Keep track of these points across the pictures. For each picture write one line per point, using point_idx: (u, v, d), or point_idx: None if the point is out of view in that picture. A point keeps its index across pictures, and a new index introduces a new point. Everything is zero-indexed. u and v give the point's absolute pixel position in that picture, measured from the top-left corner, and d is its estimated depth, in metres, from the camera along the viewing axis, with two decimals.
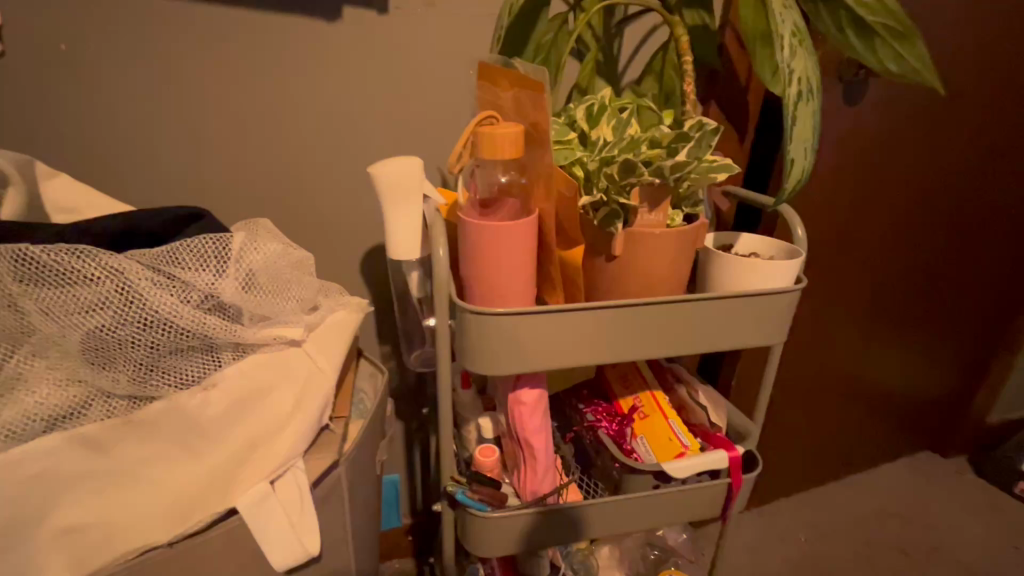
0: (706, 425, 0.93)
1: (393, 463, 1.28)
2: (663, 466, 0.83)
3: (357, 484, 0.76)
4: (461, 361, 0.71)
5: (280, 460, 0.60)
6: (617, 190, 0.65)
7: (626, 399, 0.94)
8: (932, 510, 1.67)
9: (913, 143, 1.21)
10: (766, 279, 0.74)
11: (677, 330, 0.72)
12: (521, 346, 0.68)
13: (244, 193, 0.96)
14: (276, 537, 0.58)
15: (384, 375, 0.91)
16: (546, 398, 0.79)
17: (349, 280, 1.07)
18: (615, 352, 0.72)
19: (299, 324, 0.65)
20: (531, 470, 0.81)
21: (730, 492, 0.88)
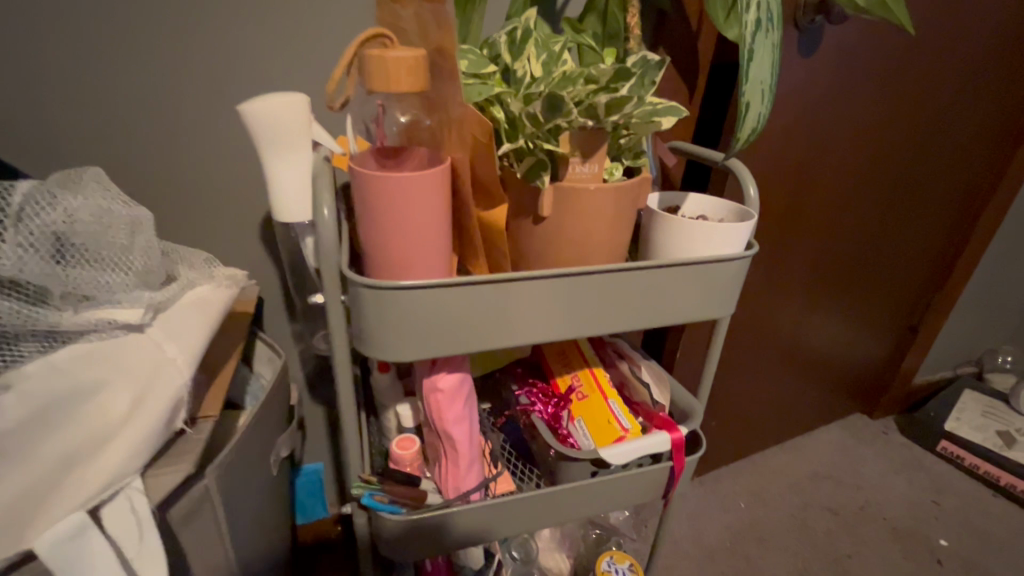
0: (649, 404, 0.85)
1: (315, 451, 1.15)
2: (600, 453, 0.75)
3: (242, 491, 0.64)
4: (360, 343, 0.59)
5: (108, 480, 0.47)
6: (542, 135, 0.54)
7: (563, 379, 0.86)
8: (862, 470, 1.73)
9: (862, 104, 1.16)
10: (714, 244, 0.65)
11: (616, 303, 0.63)
12: (434, 325, 0.57)
13: (100, 141, 0.78)
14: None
15: (283, 359, 0.78)
16: (469, 383, 0.69)
17: (248, 249, 0.91)
18: (544, 330, 0.62)
19: (138, 304, 0.52)
20: (453, 464, 0.71)
21: (673, 476, 0.81)
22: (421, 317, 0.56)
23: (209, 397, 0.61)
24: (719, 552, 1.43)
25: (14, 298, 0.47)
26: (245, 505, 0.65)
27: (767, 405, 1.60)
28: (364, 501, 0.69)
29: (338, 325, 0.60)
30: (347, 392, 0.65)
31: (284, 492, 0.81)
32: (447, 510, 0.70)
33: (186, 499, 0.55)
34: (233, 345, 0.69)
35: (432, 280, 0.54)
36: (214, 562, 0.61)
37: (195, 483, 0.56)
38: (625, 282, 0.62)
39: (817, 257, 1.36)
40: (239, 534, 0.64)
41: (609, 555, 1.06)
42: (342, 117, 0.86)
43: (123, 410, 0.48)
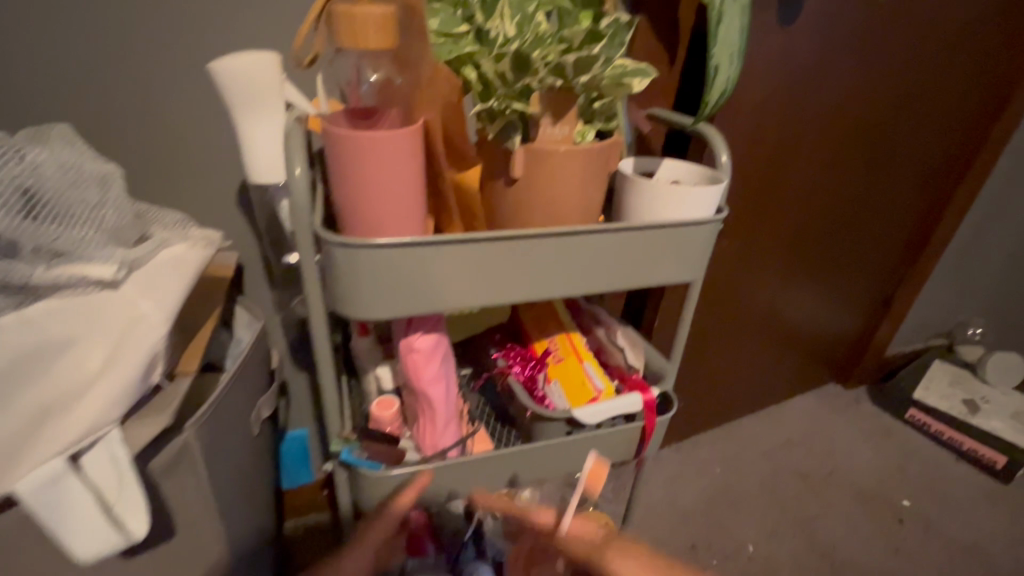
0: (623, 367, 0.88)
1: (299, 417, 1.17)
2: (574, 412, 0.78)
3: (223, 448, 0.66)
4: (335, 302, 0.60)
5: (84, 429, 0.48)
6: (512, 96, 0.55)
7: (540, 342, 0.88)
8: (833, 437, 1.80)
9: (841, 75, 1.17)
10: (685, 208, 0.66)
11: (588, 265, 0.65)
12: (408, 284, 0.58)
13: (70, 102, 0.77)
14: (80, 522, 0.48)
15: (262, 322, 0.79)
16: (444, 344, 0.70)
17: (227, 214, 0.91)
18: (516, 291, 0.63)
19: (111, 261, 0.51)
20: (430, 422, 0.73)
21: (644, 436, 0.84)
22: (395, 276, 0.57)
23: (188, 354, 0.62)
24: (693, 514, 1.48)
25: None
26: (227, 461, 0.67)
27: (744, 374, 1.65)
28: (343, 456, 0.72)
29: (314, 285, 0.61)
30: (324, 352, 0.66)
31: (266, 452, 0.83)
32: (423, 465, 0.72)
33: (167, 451, 0.56)
34: (212, 306, 0.70)
35: (405, 239, 0.55)
36: (197, 515, 0.63)
37: (176, 437, 0.57)
38: (596, 244, 0.63)
39: (794, 229, 1.39)
40: (221, 488, 0.67)
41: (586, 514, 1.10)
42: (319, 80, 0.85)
43: (98, 363, 0.50)
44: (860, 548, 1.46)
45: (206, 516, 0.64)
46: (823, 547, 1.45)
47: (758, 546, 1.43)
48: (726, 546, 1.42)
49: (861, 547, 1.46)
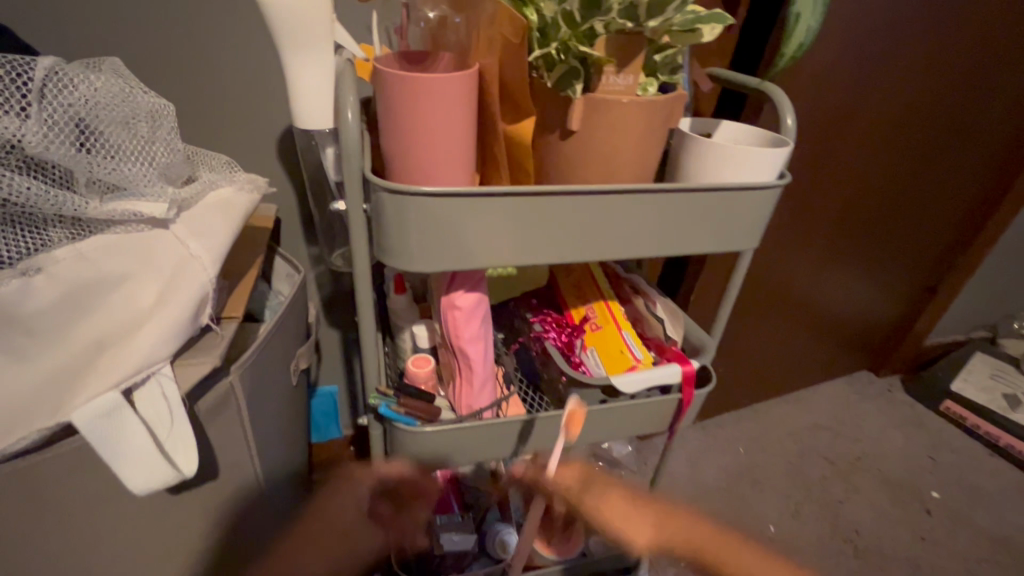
0: (662, 338, 0.86)
1: (331, 373, 1.18)
2: (612, 380, 0.77)
3: (264, 395, 0.67)
4: (381, 254, 0.59)
5: (137, 365, 0.48)
6: (577, 39, 0.52)
7: (578, 310, 0.87)
8: (862, 425, 1.76)
9: (906, 45, 1.09)
10: (745, 172, 0.63)
11: (638, 229, 0.62)
12: (457, 238, 0.57)
13: (115, 45, 0.76)
14: (136, 455, 0.48)
15: (301, 275, 0.79)
16: (485, 303, 0.69)
17: (267, 166, 0.91)
18: (562, 251, 0.61)
19: (163, 200, 0.52)
20: (467, 382, 0.72)
21: (680, 408, 0.82)
22: (444, 228, 0.56)
23: (233, 299, 0.62)
24: (717, 491, 1.48)
25: (39, 180, 0.48)
26: (266, 409, 0.68)
27: (774, 355, 1.61)
28: (380, 411, 0.72)
29: (359, 236, 0.60)
30: (366, 305, 0.66)
31: (301, 404, 0.84)
32: (459, 424, 0.72)
33: (214, 395, 0.57)
34: (255, 256, 0.70)
35: (457, 188, 0.53)
36: (237, 459, 0.64)
37: (221, 380, 0.57)
38: (648, 206, 0.61)
39: (838, 211, 1.33)
40: (262, 433, 0.68)
41: None
42: (364, 29, 0.82)
43: (150, 299, 0.50)
44: (887, 534, 1.42)
45: (244, 461, 0.65)
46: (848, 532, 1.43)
47: (782, 526, 1.41)
48: (749, 524, 1.41)
49: (889, 533, 1.42)
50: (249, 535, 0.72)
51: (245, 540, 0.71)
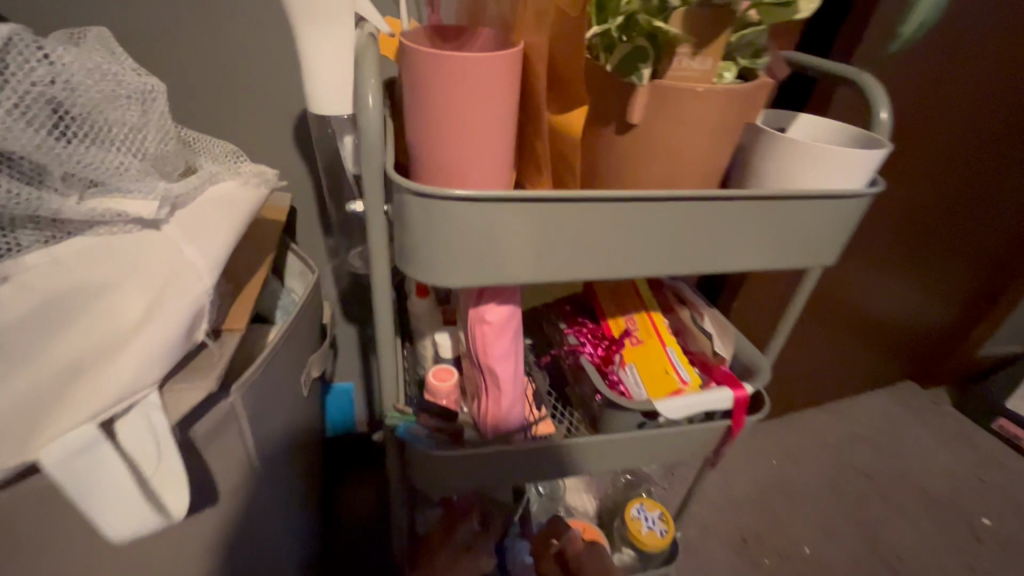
0: (708, 355, 0.78)
1: (346, 369, 1.12)
2: (655, 404, 0.69)
3: (270, 410, 0.60)
4: (402, 263, 0.51)
5: (121, 390, 0.43)
6: (653, 14, 0.42)
7: (617, 321, 0.78)
8: (905, 440, 1.63)
9: (987, 23, 0.98)
10: (830, 176, 0.54)
11: (699, 241, 0.53)
12: (492, 248, 0.49)
13: (118, 12, 0.69)
14: (113, 501, 0.44)
15: (315, 274, 0.72)
16: (518, 317, 0.61)
17: (282, 151, 0.84)
18: (611, 263, 0.53)
19: (155, 198, 0.47)
20: (494, 403, 0.65)
21: (728, 435, 0.74)
22: (477, 236, 0.48)
23: (237, 307, 0.56)
24: (746, 505, 1.36)
25: (9, 175, 0.44)
26: (273, 423, 0.62)
27: (814, 363, 1.51)
28: (398, 431, 0.65)
29: (379, 240, 0.52)
30: (385, 315, 0.59)
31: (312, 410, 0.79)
32: (483, 449, 0.65)
33: (209, 419, 0.50)
34: (263, 255, 0.63)
35: (494, 192, 0.45)
36: (235, 478, 0.58)
37: (218, 399, 0.51)
38: (714, 215, 0.52)
39: (895, 209, 1.22)
40: (266, 450, 0.62)
41: (640, 502, 1.03)
42: (390, 2, 0.74)
43: (135, 315, 0.45)
44: (934, 562, 1.31)
45: (243, 478, 0.59)
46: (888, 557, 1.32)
47: (817, 546, 1.30)
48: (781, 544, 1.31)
49: (934, 562, 1.31)
50: (250, 553, 0.66)
51: (246, 558, 0.66)
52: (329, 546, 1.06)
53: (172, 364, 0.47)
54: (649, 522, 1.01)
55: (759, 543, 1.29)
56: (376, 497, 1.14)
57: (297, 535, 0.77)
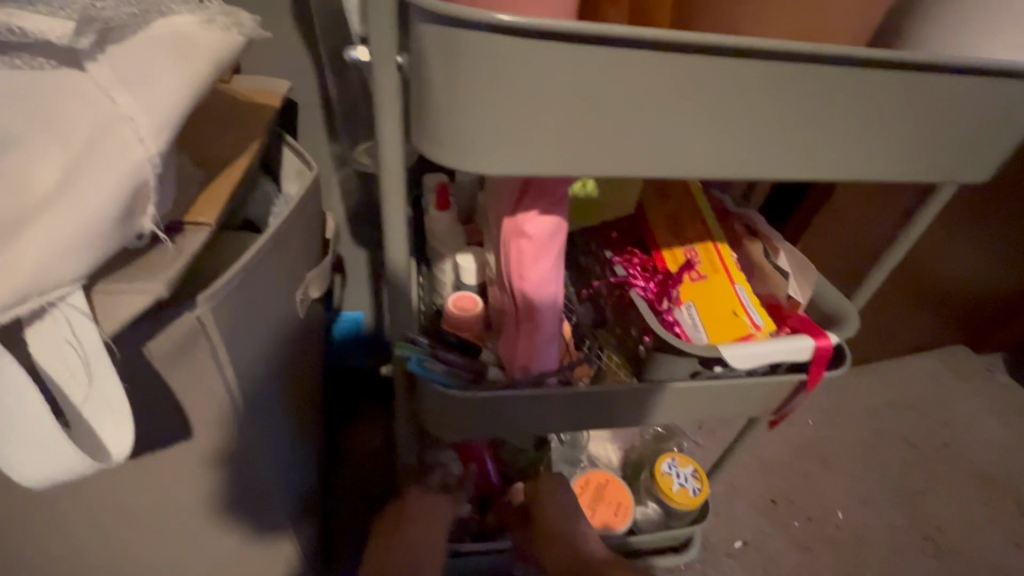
0: (780, 297, 0.65)
1: (356, 297, 1.02)
2: (721, 351, 0.56)
3: (253, 330, 0.50)
4: (418, 136, 0.40)
5: (29, 281, 0.33)
6: None
7: (674, 252, 0.65)
8: (954, 407, 1.47)
9: None
10: (1004, 38, 0.40)
11: (802, 125, 0.41)
12: (536, 115, 0.37)
13: None
14: (23, 431, 0.36)
15: (312, 172, 0.59)
16: (564, 233, 0.48)
17: (283, 28, 0.70)
18: (688, 147, 0.41)
19: (71, 14, 0.34)
20: (525, 338, 0.54)
21: (799, 391, 0.62)
22: (518, 96, 0.36)
23: (207, 198, 0.45)
24: (777, 465, 1.27)
25: None
26: (261, 342, 0.52)
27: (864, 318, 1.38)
28: (410, 367, 0.54)
29: (390, 107, 0.40)
30: (396, 216, 0.47)
31: (312, 336, 0.69)
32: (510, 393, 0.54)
33: (171, 336, 0.42)
34: (249, 141, 0.52)
35: (542, 23, 0.33)
36: (213, 398, 0.49)
37: (183, 313, 0.43)
38: (826, 89, 0.40)
39: None
40: (247, 377, 0.51)
41: (671, 457, 0.94)
42: None
43: (53, 178, 0.34)
44: (975, 535, 1.23)
45: (224, 402, 0.50)
46: (927, 528, 1.22)
47: (850, 512, 1.22)
48: (812, 506, 1.22)
49: (976, 535, 1.23)
50: (240, 484, 0.59)
51: (236, 489, 0.59)
52: (335, 481, 1.01)
53: (104, 255, 0.36)
54: (680, 479, 0.92)
55: (790, 505, 1.21)
56: (384, 434, 1.06)
57: (295, 469, 0.69)
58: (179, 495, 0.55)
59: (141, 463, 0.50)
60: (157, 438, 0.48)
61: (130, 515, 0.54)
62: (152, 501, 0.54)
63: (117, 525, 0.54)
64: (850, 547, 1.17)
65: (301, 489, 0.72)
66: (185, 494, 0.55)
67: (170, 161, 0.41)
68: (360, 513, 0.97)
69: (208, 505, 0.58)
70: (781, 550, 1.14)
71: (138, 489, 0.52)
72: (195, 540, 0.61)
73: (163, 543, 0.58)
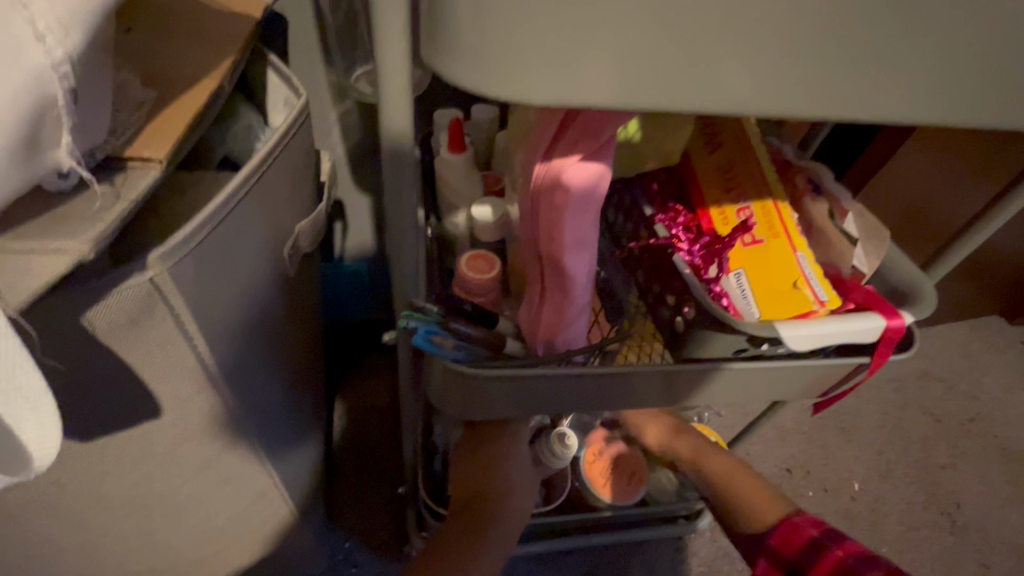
0: (842, 267, 0.56)
1: (359, 247, 0.94)
2: (776, 329, 0.48)
3: (224, 293, 0.42)
4: (427, 53, 0.30)
5: None
6: None
7: (725, 211, 0.56)
8: (984, 379, 1.40)
9: None
10: None
11: (935, 47, 0.31)
12: (592, 20, 0.27)
13: None
14: None
15: (301, 98, 0.49)
16: (609, 187, 0.39)
17: None
18: (785, 74, 0.30)
19: None
20: (553, 308, 0.46)
21: (859, 376, 0.54)
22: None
23: (160, 122, 0.36)
24: (794, 434, 1.22)
25: None
26: (236, 306, 0.44)
27: None
28: (416, 338, 0.46)
29: (392, 12, 0.31)
30: (397, 155, 0.38)
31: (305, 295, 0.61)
32: (530, 371, 0.47)
33: (120, 302, 0.35)
34: (221, 56, 0.42)
35: None
36: (182, 374, 0.42)
37: (132, 275, 0.35)
38: None
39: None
40: (221, 347, 0.44)
41: (692, 428, 0.89)
42: None
43: None
44: (993, 511, 1.19)
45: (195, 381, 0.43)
46: (946, 504, 1.18)
47: (867, 484, 1.18)
48: (830, 478, 1.18)
49: (995, 511, 1.19)
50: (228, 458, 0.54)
51: (224, 463, 0.54)
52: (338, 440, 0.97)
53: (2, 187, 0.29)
54: None
55: (805, 476, 1.17)
56: (390, 390, 1.01)
57: (288, 440, 0.64)
58: (158, 476, 0.50)
59: (111, 443, 0.44)
60: (122, 418, 0.42)
61: (103, 496, 0.48)
62: (127, 485, 0.48)
63: (89, 503, 0.49)
64: (864, 520, 1.14)
65: (296, 456, 0.68)
66: (164, 473, 0.50)
67: (100, 76, 0.32)
68: (364, 470, 0.94)
69: (190, 484, 0.52)
70: None
71: (111, 470, 0.46)
72: (181, 518, 0.56)
73: (145, 524, 0.54)
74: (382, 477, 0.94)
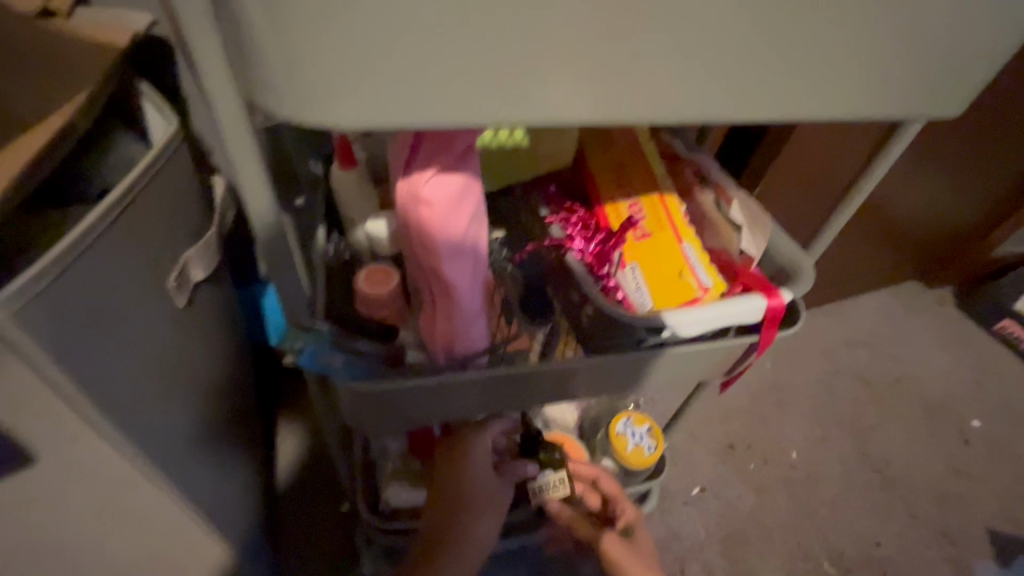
0: (731, 252, 0.60)
1: None
2: (665, 318, 0.51)
3: (86, 329, 0.43)
4: (247, 76, 0.32)
5: None
6: None
7: (617, 208, 0.59)
8: (905, 341, 1.48)
9: None
10: None
11: (725, 40, 0.33)
12: (393, 47, 0.30)
13: None
14: None
15: (175, 126, 0.49)
16: (473, 195, 0.41)
17: None
18: (585, 72, 0.33)
19: None
20: (445, 316, 0.47)
21: (753, 352, 0.58)
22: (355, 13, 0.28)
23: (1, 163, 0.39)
24: (735, 411, 1.28)
25: None
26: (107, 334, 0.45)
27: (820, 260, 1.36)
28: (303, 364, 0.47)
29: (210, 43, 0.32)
30: (251, 177, 0.39)
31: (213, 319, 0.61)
32: (430, 380, 0.47)
33: None
34: (76, 95, 0.43)
35: None
36: (54, 403, 0.44)
37: None
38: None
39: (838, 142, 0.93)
40: (93, 382, 0.45)
41: (628, 417, 0.91)
42: None
43: None
44: (919, 463, 1.27)
45: (72, 407, 0.44)
46: (876, 462, 1.26)
47: (803, 451, 1.25)
48: (769, 449, 1.24)
49: (919, 464, 1.27)
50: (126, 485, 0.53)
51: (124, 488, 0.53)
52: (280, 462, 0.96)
53: None
54: (635, 438, 0.89)
55: (746, 449, 1.23)
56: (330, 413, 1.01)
57: (202, 469, 0.63)
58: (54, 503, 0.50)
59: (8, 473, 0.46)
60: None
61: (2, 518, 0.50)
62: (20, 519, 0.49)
63: None
64: (802, 485, 1.20)
65: (218, 485, 0.67)
66: None
67: None
68: (309, 494, 0.93)
69: None
70: (738, 494, 1.17)
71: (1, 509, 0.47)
72: (91, 541, 0.57)
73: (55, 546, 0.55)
74: (329, 498, 0.93)
